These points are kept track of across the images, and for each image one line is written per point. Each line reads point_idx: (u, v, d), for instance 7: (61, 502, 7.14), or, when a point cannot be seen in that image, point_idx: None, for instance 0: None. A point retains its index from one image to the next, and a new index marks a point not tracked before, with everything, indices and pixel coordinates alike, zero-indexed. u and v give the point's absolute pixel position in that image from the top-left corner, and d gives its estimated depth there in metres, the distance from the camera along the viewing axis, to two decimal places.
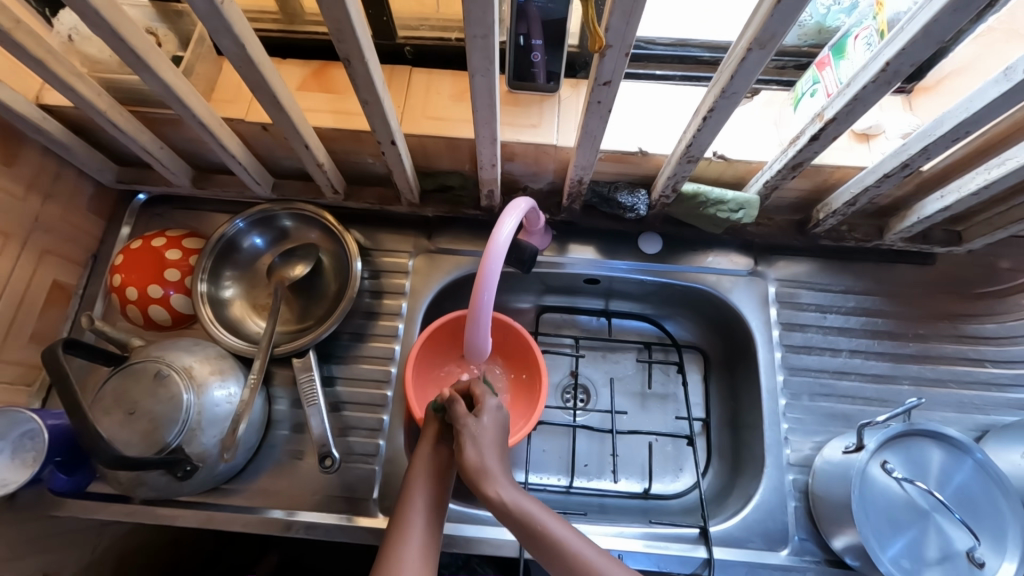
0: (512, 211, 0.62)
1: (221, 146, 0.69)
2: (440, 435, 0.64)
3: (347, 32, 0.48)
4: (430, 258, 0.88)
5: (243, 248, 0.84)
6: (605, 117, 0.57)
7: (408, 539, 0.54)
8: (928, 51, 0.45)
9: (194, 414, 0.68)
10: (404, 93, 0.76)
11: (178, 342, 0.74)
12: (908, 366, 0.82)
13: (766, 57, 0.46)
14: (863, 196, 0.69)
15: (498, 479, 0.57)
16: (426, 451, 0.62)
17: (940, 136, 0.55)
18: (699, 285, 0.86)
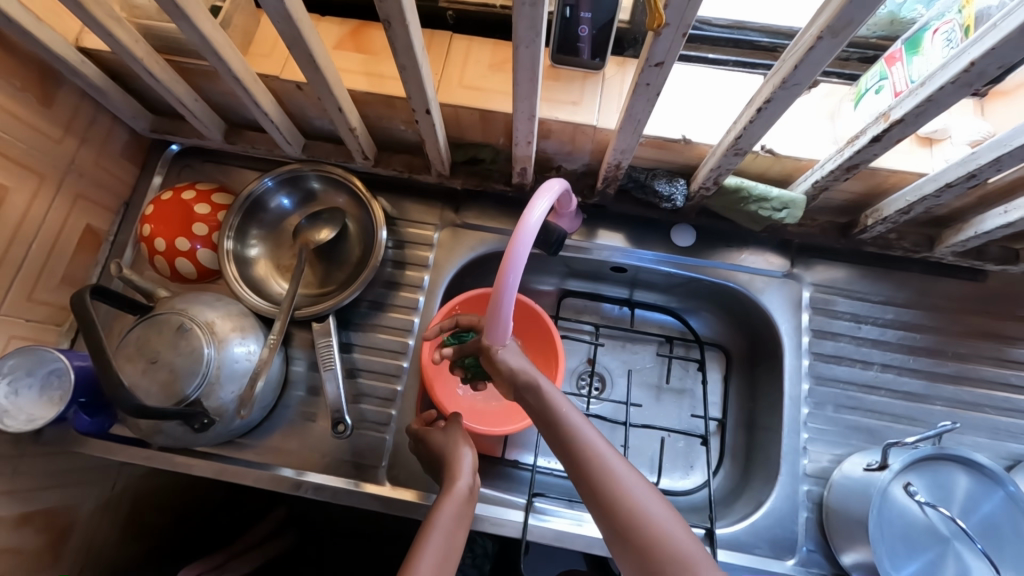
0: (545, 192, 0.60)
1: (255, 103, 0.68)
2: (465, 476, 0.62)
3: None
4: (455, 233, 0.87)
5: (270, 208, 0.84)
6: (653, 100, 0.54)
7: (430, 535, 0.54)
8: (1021, 53, 0.40)
9: (213, 368, 0.69)
10: (442, 60, 0.73)
11: (201, 297, 0.75)
12: (942, 386, 0.79)
13: (837, 47, 0.43)
14: (918, 204, 0.65)
15: (552, 411, 0.56)
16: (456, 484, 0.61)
17: (1016, 147, 0.51)
18: (730, 282, 0.83)
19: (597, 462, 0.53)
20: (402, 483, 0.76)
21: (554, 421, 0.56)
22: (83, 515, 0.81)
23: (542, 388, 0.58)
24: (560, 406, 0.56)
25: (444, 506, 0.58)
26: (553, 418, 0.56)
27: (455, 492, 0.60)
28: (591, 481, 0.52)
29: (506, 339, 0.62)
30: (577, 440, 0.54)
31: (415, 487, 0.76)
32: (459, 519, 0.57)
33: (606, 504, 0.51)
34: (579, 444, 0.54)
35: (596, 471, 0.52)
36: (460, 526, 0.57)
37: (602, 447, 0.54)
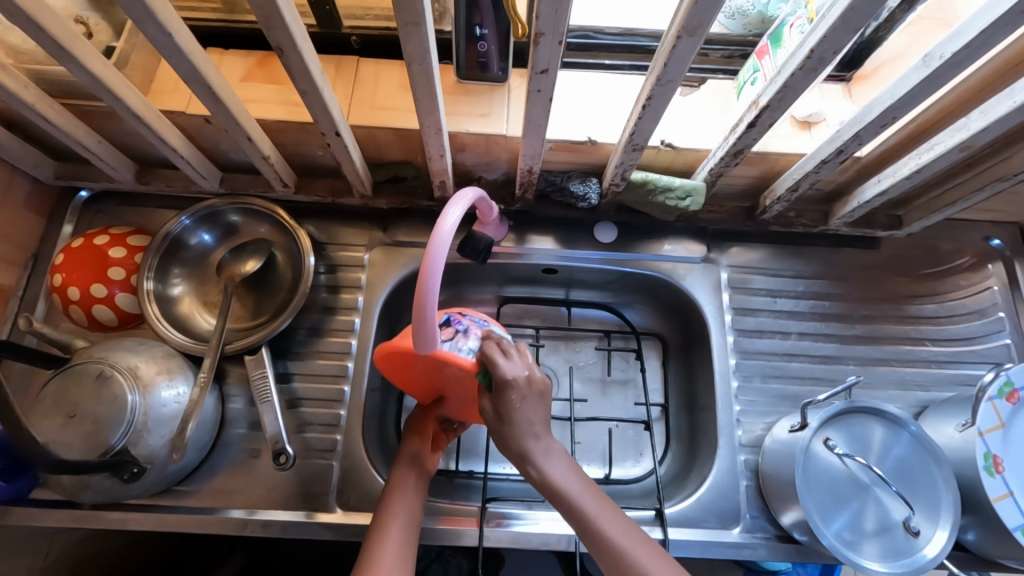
0: (458, 201, 0.62)
1: (161, 140, 0.68)
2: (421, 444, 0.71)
3: (275, 19, 0.47)
4: (386, 251, 0.87)
5: (191, 245, 0.82)
6: (547, 107, 0.57)
7: (386, 542, 0.60)
8: (848, 38, 0.46)
9: (140, 415, 0.67)
10: (351, 85, 0.74)
11: (123, 342, 0.72)
12: (854, 347, 0.85)
13: (696, 45, 0.47)
14: (804, 181, 0.71)
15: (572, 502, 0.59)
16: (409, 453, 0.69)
17: (869, 122, 0.57)
18: (654, 272, 0.88)
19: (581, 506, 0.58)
20: (354, 508, 0.75)
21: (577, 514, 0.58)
22: None
23: (557, 479, 0.60)
24: (581, 498, 0.59)
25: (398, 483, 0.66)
26: (552, 490, 0.59)
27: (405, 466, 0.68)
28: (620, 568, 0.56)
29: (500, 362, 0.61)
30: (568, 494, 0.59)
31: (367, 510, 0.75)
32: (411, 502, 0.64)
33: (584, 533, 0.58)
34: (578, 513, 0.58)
35: (595, 531, 0.57)
36: (414, 509, 0.64)
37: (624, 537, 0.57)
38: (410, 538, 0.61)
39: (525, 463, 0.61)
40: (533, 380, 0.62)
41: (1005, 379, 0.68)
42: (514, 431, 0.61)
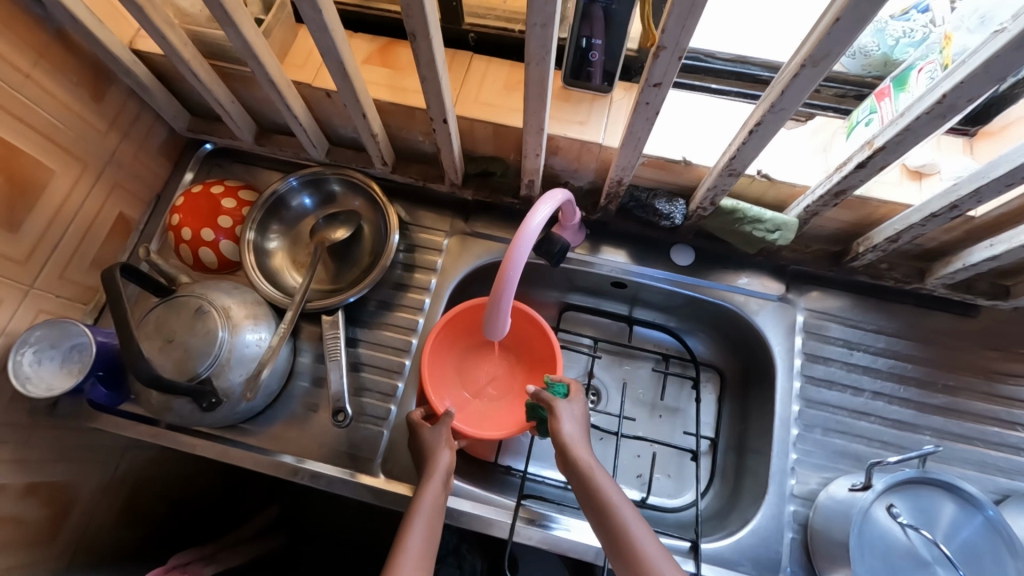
0: (547, 200, 0.64)
1: (286, 107, 0.74)
2: (442, 469, 0.69)
3: (416, 7, 0.51)
4: (462, 240, 0.91)
5: (291, 206, 0.88)
6: (652, 120, 0.58)
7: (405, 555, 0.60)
8: (987, 87, 0.44)
9: (225, 351, 0.73)
10: (461, 78, 0.78)
11: (220, 284, 0.79)
12: (932, 417, 0.79)
13: (819, 76, 0.47)
14: (906, 233, 0.68)
15: (591, 483, 0.63)
16: (431, 481, 0.68)
17: (994, 179, 0.54)
18: (725, 303, 0.86)
19: (605, 495, 0.62)
20: (396, 477, 0.79)
21: (597, 497, 0.62)
22: (84, 494, 0.84)
23: (591, 473, 0.64)
24: (599, 482, 0.63)
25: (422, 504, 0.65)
26: (579, 472, 0.64)
27: (433, 485, 0.67)
28: (626, 552, 0.58)
29: (560, 402, 0.71)
30: (601, 492, 0.62)
31: (408, 481, 0.78)
32: (433, 516, 0.65)
33: (602, 527, 0.61)
34: (596, 490, 0.62)
35: (609, 511, 0.61)
36: (436, 524, 0.65)
37: (637, 528, 0.59)
38: (424, 560, 0.61)
39: (564, 448, 0.66)
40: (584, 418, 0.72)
41: None
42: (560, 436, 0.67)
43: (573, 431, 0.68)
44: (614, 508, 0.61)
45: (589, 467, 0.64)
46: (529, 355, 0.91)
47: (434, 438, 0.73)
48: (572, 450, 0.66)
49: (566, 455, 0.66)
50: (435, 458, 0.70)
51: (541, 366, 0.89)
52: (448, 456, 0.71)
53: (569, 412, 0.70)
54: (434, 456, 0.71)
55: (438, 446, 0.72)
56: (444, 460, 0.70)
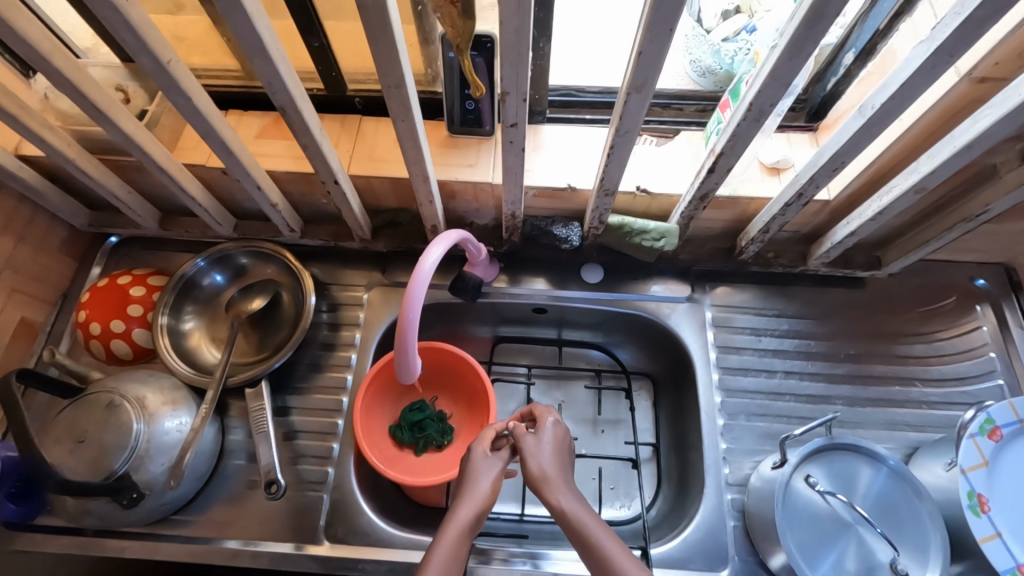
0: (441, 241, 0.67)
1: (181, 189, 0.76)
2: (477, 497, 0.64)
3: (277, 84, 0.54)
4: (384, 292, 0.92)
5: (205, 285, 0.88)
6: (521, 155, 0.63)
7: None
8: (781, 92, 0.51)
9: (142, 442, 0.71)
10: (353, 140, 0.82)
11: (134, 374, 0.78)
12: (841, 386, 0.85)
13: (646, 100, 0.53)
14: (773, 223, 0.74)
15: (578, 525, 0.58)
16: (462, 510, 0.63)
17: (821, 166, 0.61)
18: (640, 311, 0.90)
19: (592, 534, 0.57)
20: (342, 541, 0.77)
21: (585, 536, 0.58)
22: None
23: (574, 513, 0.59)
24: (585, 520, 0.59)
25: (445, 537, 0.60)
26: (563, 514, 0.60)
27: (465, 511, 0.62)
28: None
29: (546, 422, 0.70)
30: (583, 528, 0.58)
31: (354, 543, 0.76)
32: (457, 550, 0.59)
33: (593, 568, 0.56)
34: (584, 531, 0.58)
35: (598, 552, 0.56)
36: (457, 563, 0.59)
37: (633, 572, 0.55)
38: None
39: (541, 488, 0.63)
40: (563, 443, 0.69)
41: (985, 417, 0.66)
42: (536, 471, 0.64)
43: (547, 465, 0.65)
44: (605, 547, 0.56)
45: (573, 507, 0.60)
46: (465, 396, 0.93)
47: (487, 467, 0.68)
48: (550, 490, 0.62)
49: (546, 496, 0.62)
50: (472, 484, 0.66)
51: (477, 405, 0.90)
52: (489, 481, 0.66)
53: (542, 446, 0.67)
54: (474, 482, 0.66)
55: (479, 467, 0.68)
56: (482, 489, 0.65)
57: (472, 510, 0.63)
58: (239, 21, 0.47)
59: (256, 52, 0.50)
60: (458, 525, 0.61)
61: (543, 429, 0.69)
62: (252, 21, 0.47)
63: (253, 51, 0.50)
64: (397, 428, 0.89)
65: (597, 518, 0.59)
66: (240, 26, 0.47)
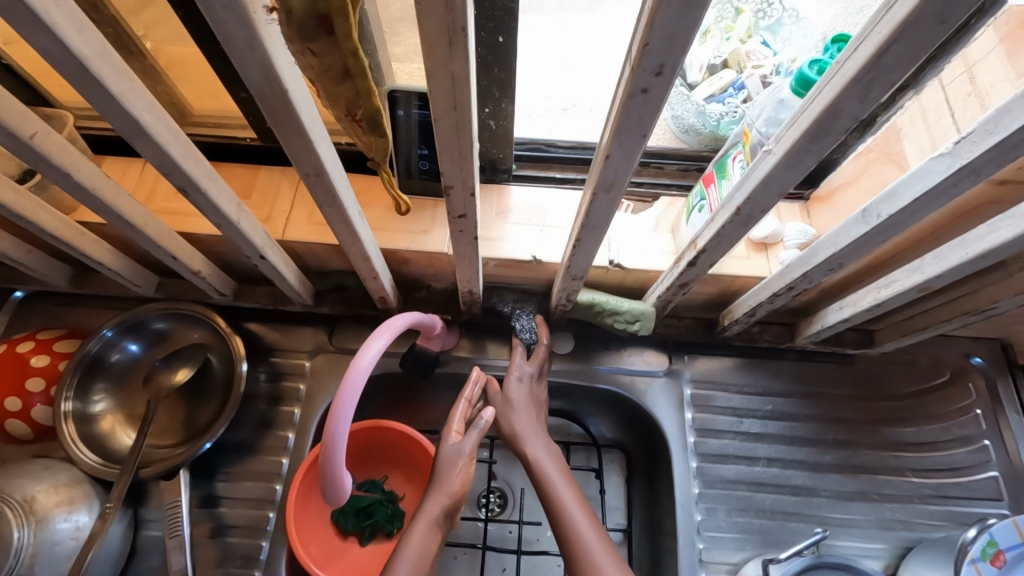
0: (384, 330, 0.59)
1: (84, 256, 0.65)
2: (445, 496, 0.66)
3: (171, 167, 0.44)
4: (330, 359, 0.82)
5: (120, 354, 0.77)
6: (474, 242, 0.55)
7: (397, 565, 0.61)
8: (773, 200, 0.43)
9: (26, 557, 0.61)
10: (291, 198, 0.72)
11: (25, 468, 0.67)
12: (829, 477, 0.78)
13: (616, 199, 0.45)
14: (759, 309, 0.67)
15: (547, 485, 0.66)
16: (428, 508, 0.66)
17: (815, 265, 0.54)
18: (613, 386, 0.82)
19: (557, 499, 0.64)
20: None
21: (549, 499, 0.65)
22: None
23: (545, 474, 0.67)
24: (554, 486, 0.65)
25: (413, 534, 0.64)
26: (536, 471, 0.67)
27: (449, 465, 0.68)
28: (575, 558, 0.59)
29: (512, 381, 0.75)
30: (550, 491, 0.65)
31: None
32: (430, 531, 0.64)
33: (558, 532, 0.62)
34: (552, 495, 0.65)
35: (560, 514, 0.63)
36: (434, 532, 0.65)
37: (588, 533, 0.60)
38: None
39: (517, 444, 0.71)
40: (534, 396, 0.75)
41: (988, 538, 0.60)
42: (513, 427, 0.72)
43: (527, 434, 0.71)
44: (565, 513, 0.63)
45: (543, 470, 0.67)
46: (417, 475, 0.83)
47: (454, 455, 0.69)
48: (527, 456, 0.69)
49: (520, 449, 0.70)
50: (446, 467, 0.68)
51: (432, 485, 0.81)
52: (459, 480, 0.68)
53: (518, 410, 0.73)
54: (447, 469, 0.68)
55: (453, 459, 0.69)
56: (453, 481, 0.67)
57: (441, 504, 0.66)
58: (105, 103, 0.37)
59: (135, 134, 0.40)
60: (426, 519, 0.65)
61: (511, 378, 0.75)
62: (122, 103, 0.37)
63: (133, 134, 0.40)
64: (341, 514, 0.79)
65: (564, 479, 0.66)
66: (106, 107, 0.37)
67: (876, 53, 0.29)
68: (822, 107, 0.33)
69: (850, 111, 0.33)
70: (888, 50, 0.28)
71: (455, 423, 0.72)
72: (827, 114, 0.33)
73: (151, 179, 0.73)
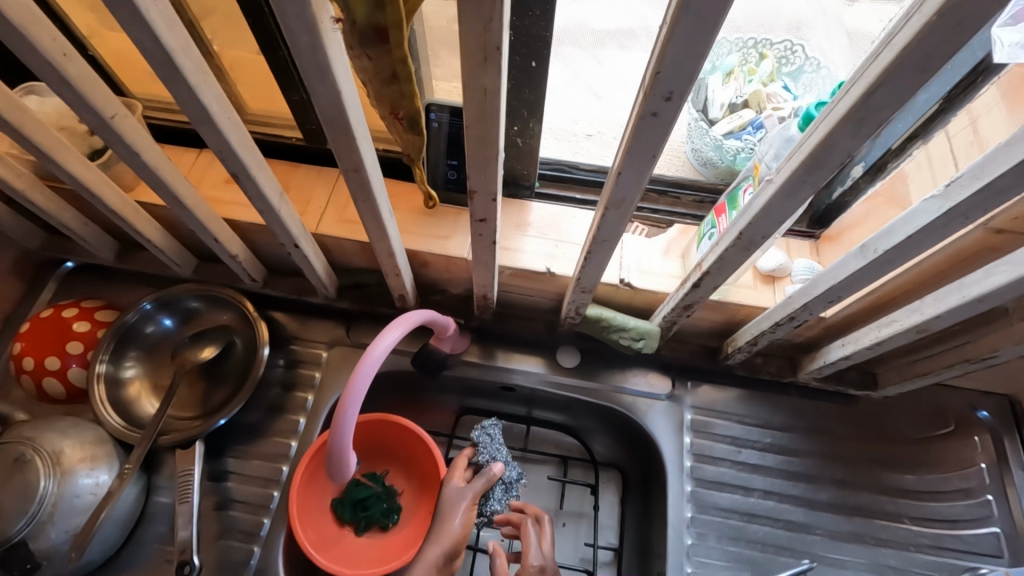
0: (400, 323, 0.63)
1: (134, 230, 0.70)
2: (446, 541, 0.72)
3: (227, 153, 0.49)
4: (346, 352, 0.86)
5: (152, 328, 0.82)
6: (492, 247, 0.59)
7: None
8: (773, 227, 0.46)
9: (47, 506, 0.65)
10: (326, 196, 0.78)
11: (55, 423, 0.72)
12: (824, 515, 0.78)
13: (626, 216, 0.48)
14: (762, 337, 0.69)
15: None
16: (429, 551, 0.72)
17: (816, 296, 0.56)
18: (615, 405, 0.84)
19: None
20: None
21: None
22: None
23: None
24: None
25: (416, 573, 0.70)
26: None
27: (447, 521, 0.74)
28: None
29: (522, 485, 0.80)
30: None
31: None
32: None
33: None
34: None
35: None
36: None
37: None
38: None
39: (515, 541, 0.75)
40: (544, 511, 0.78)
41: None
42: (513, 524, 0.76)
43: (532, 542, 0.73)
44: None
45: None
46: (416, 472, 0.86)
47: (456, 499, 0.76)
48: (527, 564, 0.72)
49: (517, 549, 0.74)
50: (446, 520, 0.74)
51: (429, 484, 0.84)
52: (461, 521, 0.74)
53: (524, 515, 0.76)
54: (447, 518, 0.74)
55: (454, 504, 0.75)
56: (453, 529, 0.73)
57: (441, 547, 0.72)
58: (181, 91, 0.42)
59: (202, 121, 0.45)
60: (426, 561, 0.71)
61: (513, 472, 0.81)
62: (194, 91, 0.42)
63: (200, 120, 0.45)
64: (339, 503, 0.81)
65: None
66: (183, 95, 0.42)
67: (863, 96, 0.32)
68: (816, 142, 0.36)
69: (841, 147, 0.36)
70: (874, 92, 0.32)
71: (460, 472, 0.79)
72: (821, 148, 0.36)
73: (203, 168, 0.79)
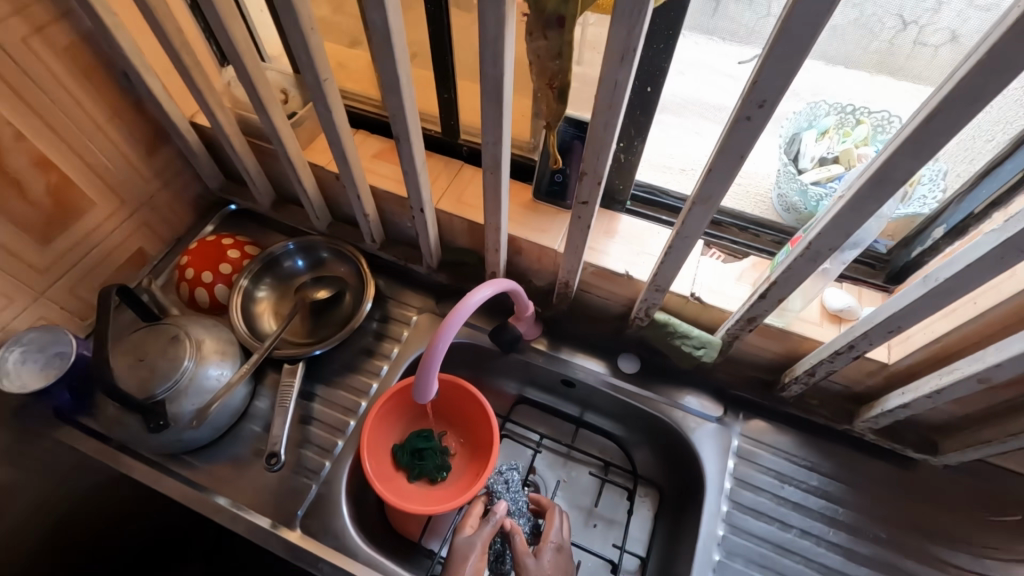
0: (493, 285, 0.74)
1: (298, 179, 0.87)
2: None
3: (399, 117, 0.64)
4: (432, 319, 0.98)
5: (285, 266, 0.98)
6: (586, 232, 0.69)
7: None
8: (839, 240, 0.53)
9: (186, 378, 0.79)
10: (448, 181, 0.92)
11: (202, 320, 0.88)
12: (861, 568, 0.78)
13: (709, 214, 0.57)
14: (819, 367, 0.74)
15: None
16: None
17: (877, 324, 0.60)
18: (665, 417, 0.88)
19: None
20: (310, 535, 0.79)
21: None
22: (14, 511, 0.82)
23: None
24: None
25: None
26: None
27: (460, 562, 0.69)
28: None
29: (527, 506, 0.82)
30: None
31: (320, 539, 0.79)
32: None
33: None
34: None
35: None
36: None
37: None
38: None
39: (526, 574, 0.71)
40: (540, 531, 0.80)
41: None
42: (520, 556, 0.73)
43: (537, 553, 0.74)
44: None
45: None
46: (471, 439, 0.94)
47: (468, 546, 0.71)
48: None
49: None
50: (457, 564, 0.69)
51: (481, 451, 0.92)
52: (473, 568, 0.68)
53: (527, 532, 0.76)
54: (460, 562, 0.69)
55: (467, 549, 0.71)
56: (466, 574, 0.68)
57: None
58: (387, 62, 0.57)
59: (392, 88, 0.60)
60: None
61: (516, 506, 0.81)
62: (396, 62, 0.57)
63: (390, 87, 0.60)
64: (400, 447, 0.91)
65: None
66: (386, 66, 0.57)
67: (924, 121, 0.40)
68: (883, 160, 0.44)
69: (904, 166, 0.43)
70: (934, 118, 0.39)
71: (471, 520, 0.76)
72: (886, 165, 0.44)
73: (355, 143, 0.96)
